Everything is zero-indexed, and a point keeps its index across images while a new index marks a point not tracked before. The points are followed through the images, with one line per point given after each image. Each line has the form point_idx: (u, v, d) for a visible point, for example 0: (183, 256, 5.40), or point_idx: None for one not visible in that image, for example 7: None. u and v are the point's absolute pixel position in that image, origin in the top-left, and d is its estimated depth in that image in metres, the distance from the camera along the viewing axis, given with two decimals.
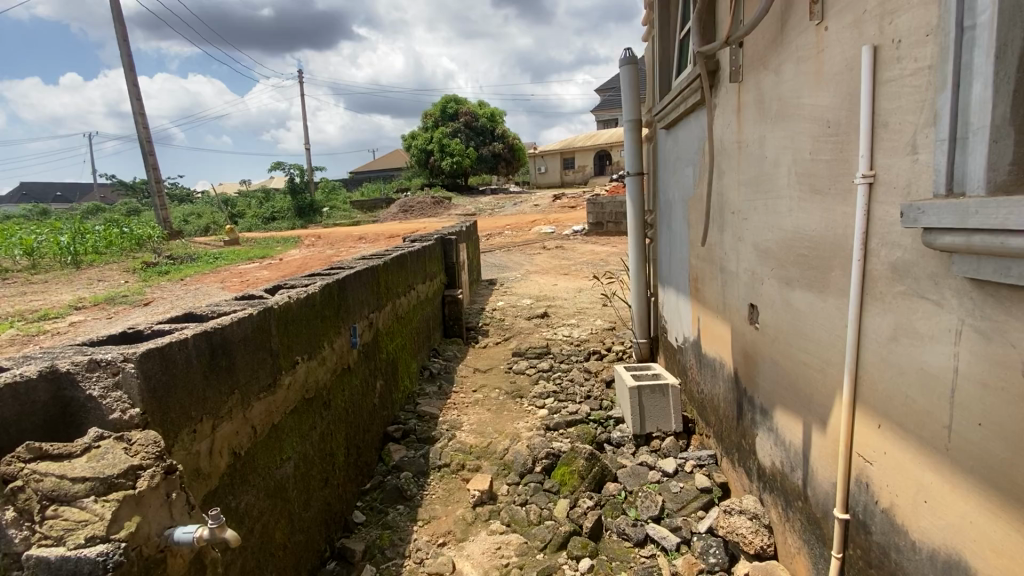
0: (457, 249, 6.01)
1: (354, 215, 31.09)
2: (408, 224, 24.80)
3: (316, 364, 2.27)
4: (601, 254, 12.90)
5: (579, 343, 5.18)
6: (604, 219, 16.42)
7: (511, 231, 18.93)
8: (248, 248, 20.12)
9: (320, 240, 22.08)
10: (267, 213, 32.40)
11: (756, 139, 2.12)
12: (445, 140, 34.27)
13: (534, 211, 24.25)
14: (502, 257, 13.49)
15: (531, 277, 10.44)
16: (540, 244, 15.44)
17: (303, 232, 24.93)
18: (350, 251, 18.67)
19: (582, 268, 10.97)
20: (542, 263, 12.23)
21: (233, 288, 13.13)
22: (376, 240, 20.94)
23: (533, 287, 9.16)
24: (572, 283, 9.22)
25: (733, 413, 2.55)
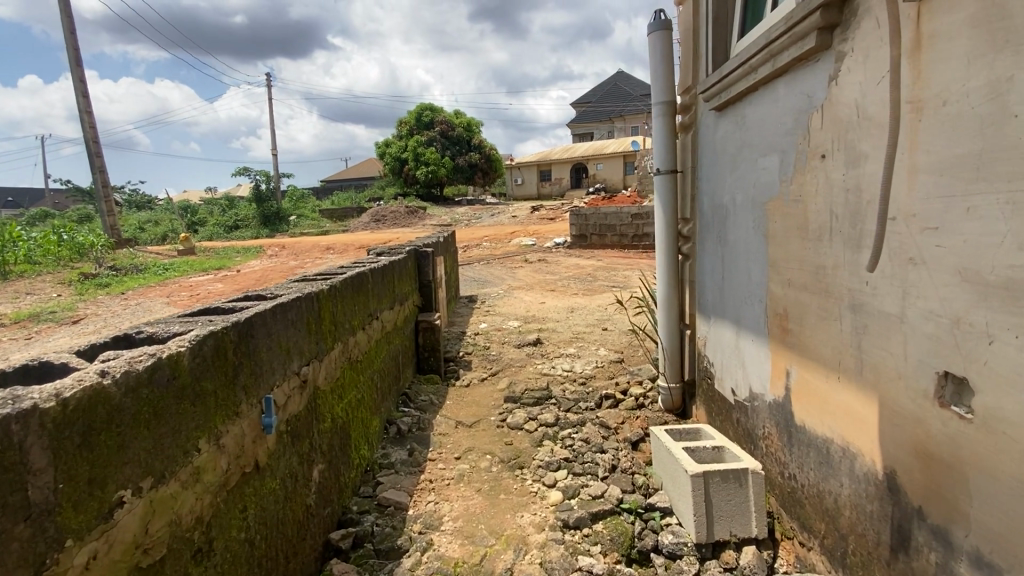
0: (434, 263, 4.97)
1: (324, 225, 29.64)
2: (380, 234, 23.56)
3: (178, 489, 1.22)
4: (586, 269, 12.04)
5: (585, 382, 4.18)
6: (587, 231, 15.62)
7: (488, 243, 17.97)
8: (205, 257, 18.59)
9: (284, 250, 20.67)
10: (230, 222, 30.70)
11: (976, 89, 1.22)
12: (420, 148, 33.32)
13: (512, 223, 23.41)
14: (481, 271, 12.50)
15: (513, 294, 9.46)
16: (521, 257, 14.55)
17: (267, 242, 23.44)
18: (316, 263, 17.37)
19: (568, 284, 10.05)
20: (524, 278, 11.27)
21: (180, 304, 11.75)
22: (345, 251, 19.70)
23: (518, 306, 8.20)
24: (561, 302, 8.28)
25: (877, 536, 1.63)
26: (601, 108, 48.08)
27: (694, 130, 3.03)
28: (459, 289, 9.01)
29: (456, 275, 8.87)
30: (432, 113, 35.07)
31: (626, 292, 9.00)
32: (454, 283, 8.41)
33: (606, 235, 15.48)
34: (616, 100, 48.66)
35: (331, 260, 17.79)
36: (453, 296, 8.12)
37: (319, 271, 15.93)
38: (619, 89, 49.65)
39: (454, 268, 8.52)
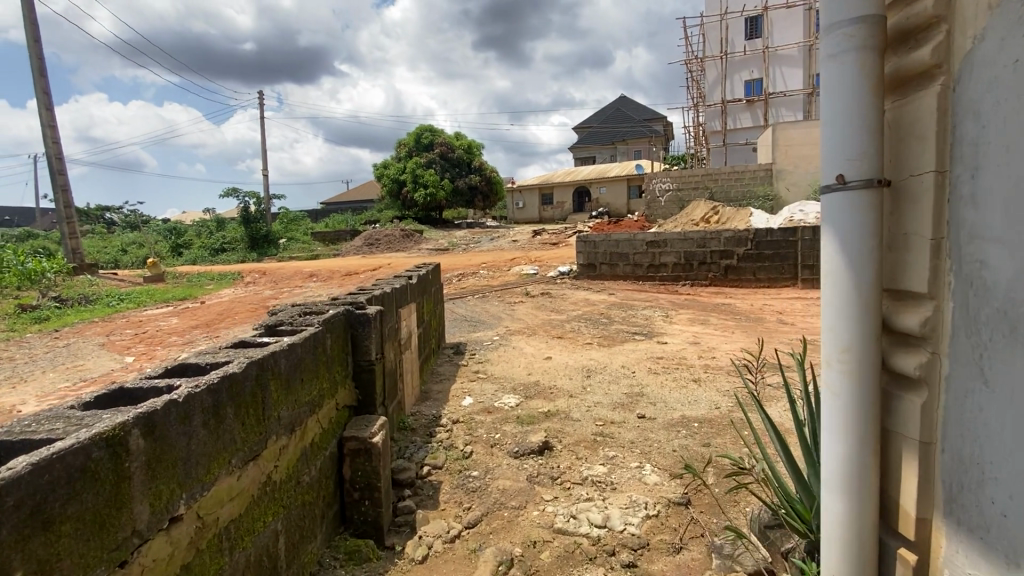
0: (378, 330, 3.08)
1: (314, 249, 28.01)
2: (371, 259, 21.90)
3: None
4: (598, 307, 10.29)
5: (634, 569, 2.33)
6: (596, 260, 13.87)
7: (486, 271, 16.20)
8: (172, 286, 16.75)
9: (264, 277, 18.92)
10: (216, 244, 29.23)
11: None
12: (418, 170, 31.98)
13: (512, 248, 21.78)
14: (475, 307, 10.66)
15: (511, 342, 7.56)
16: (521, 289, 12.75)
17: (248, 267, 21.71)
18: (293, 292, 15.52)
19: (578, 329, 8.18)
20: (524, 318, 9.41)
21: (116, 346, 9.90)
22: (329, 278, 17.92)
23: (517, 361, 6.34)
24: (572, 358, 6.37)
25: None
26: (603, 131, 47.17)
27: (945, 83, 1.23)
28: (442, 338, 7.11)
29: (439, 320, 6.97)
30: (432, 135, 33.96)
31: (653, 342, 7.15)
32: (435, 331, 6.51)
33: (618, 264, 13.69)
34: (619, 123, 47.74)
35: (310, 289, 15.94)
36: (433, 351, 6.20)
37: (295, 302, 14.09)
38: (623, 113, 48.83)
39: (436, 312, 6.66)
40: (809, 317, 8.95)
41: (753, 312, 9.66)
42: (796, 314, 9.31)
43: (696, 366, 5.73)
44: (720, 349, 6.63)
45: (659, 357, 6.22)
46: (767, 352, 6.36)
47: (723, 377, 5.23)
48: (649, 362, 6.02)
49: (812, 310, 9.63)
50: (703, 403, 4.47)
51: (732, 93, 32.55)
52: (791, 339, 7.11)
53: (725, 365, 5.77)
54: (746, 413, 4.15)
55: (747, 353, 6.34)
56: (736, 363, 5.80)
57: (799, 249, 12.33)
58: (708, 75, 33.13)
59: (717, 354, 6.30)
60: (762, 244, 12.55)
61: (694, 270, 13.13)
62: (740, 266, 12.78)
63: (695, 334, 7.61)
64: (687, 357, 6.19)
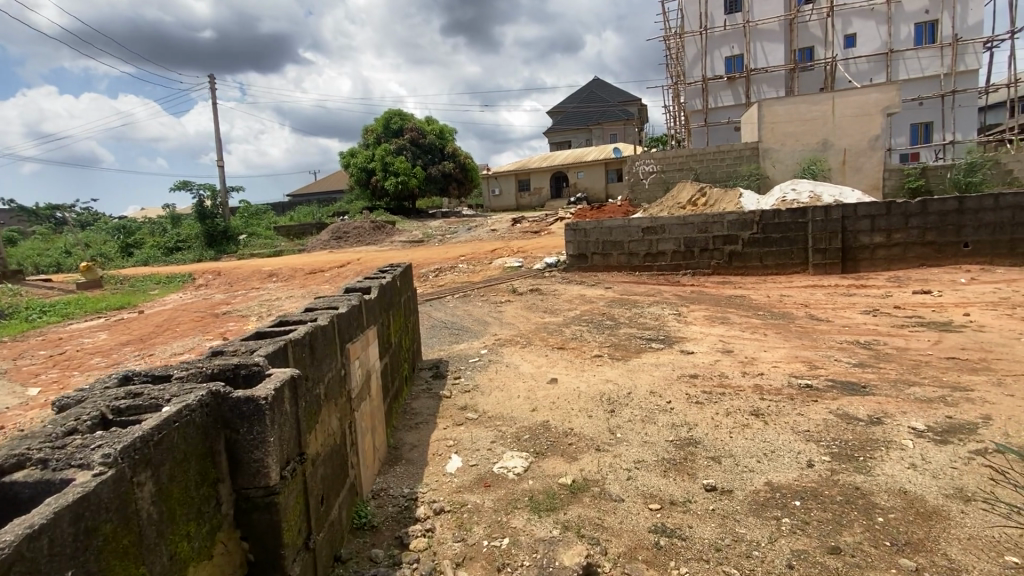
0: (287, 424, 1.70)
1: (278, 244, 26.00)
2: (338, 255, 20.23)
3: None
4: (597, 305, 9.00)
5: None
6: (587, 249, 12.57)
7: (465, 265, 14.78)
8: (110, 293, 14.83)
9: (219, 277, 17.12)
10: (170, 243, 27.05)
11: None
12: (387, 157, 30.15)
13: (492, 238, 20.38)
14: (456, 309, 9.25)
15: (503, 357, 6.17)
16: (506, 285, 11.34)
17: (202, 268, 19.71)
18: (248, 296, 13.76)
19: (581, 336, 6.84)
20: (515, 322, 8.03)
21: (20, 373, 8.16)
22: (290, 277, 16.24)
23: (516, 387, 4.97)
24: (585, 381, 4.99)
25: None
26: (579, 113, 45.81)
27: None
28: (416, 358, 5.66)
29: (413, 335, 5.54)
30: (402, 120, 32.13)
31: (677, 353, 5.85)
32: (407, 352, 5.06)
33: (611, 253, 12.42)
34: (594, 104, 46.38)
35: (268, 291, 14.20)
36: (404, 380, 4.77)
37: (248, 307, 12.39)
38: (597, 95, 47.47)
39: (407, 328, 5.21)
40: (841, 310, 7.83)
41: (773, 305, 8.53)
42: (824, 306, 8.18)
43: (746, 391, 4.44)
44: (762, 361, 5.38)
45: (693, 378, 4.92)
46: (822, 364, 5.14)
47: (792, 410, 3.95)
48: (684, 385, 4.71)
49: (838, 301, 8.53)
50: (786, 457, 3.22)
51: (712, 70, 31.58)
52: (838, 342, 5.94)
53: (783, 388, 4.50)
54: (858, 478, 2.91)
55: (798, 366, 5.11)
56: (796, 385, 4.53)
57: (809, 232, 11.27)
58: (688, 52, 32.07)
59: (763, 370, 5.04)
60: (769, 227, 11.42)
61: (696, 258, 11.96)
62: (746, 251, 11.66)
63: (722, 339, 6.36)
64: (729, 377, 4.90)
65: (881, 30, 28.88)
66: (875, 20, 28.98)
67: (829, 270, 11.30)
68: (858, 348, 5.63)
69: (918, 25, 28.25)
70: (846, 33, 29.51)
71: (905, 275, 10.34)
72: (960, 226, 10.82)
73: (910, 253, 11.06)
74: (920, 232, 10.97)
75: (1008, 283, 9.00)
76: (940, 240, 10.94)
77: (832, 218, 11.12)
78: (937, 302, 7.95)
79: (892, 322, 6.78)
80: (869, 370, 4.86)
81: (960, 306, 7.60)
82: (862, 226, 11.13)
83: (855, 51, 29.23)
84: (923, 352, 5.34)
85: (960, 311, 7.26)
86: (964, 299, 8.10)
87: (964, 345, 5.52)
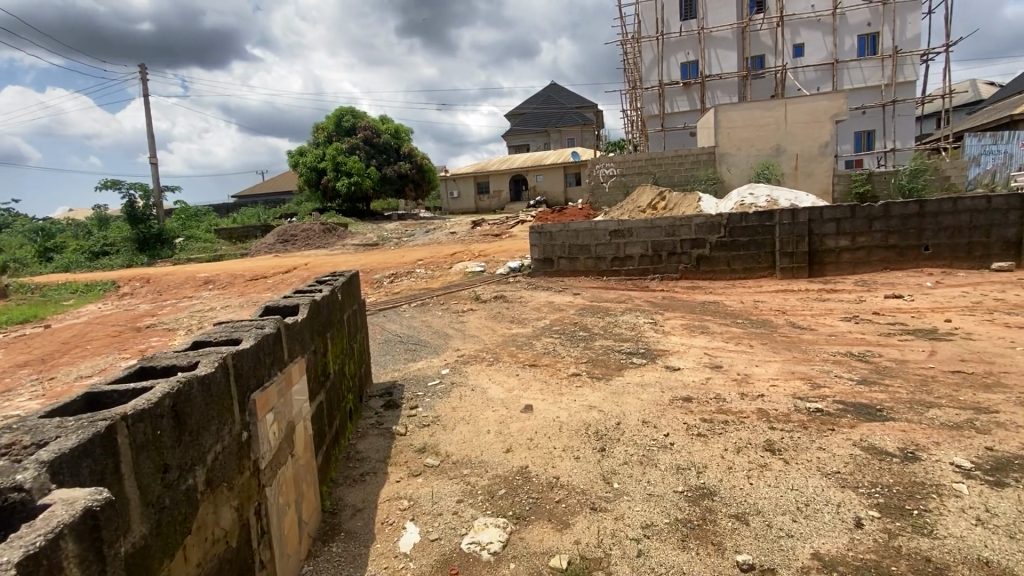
0: None
1: (219, 249, 24.13)
2: (285, 259, 18.86)
3: None
4: (568, 314, 8.35)
5: None
6: (553, 253, 11.97)
7: (423, 269, 13.89)
8: (14, 304, 13.05)
9: (147, 285, 15.49)
10: (96, 247, 24.69)
11: None
12: (339, 157, 28.74)
13: (451, 241, 19.53)
14: (412, 320, 8.39)
15: (467, 378, 5.38)
16: (467, 292, 10.53)
17: (129, 274, 17.85)
18: (178, 306, 12.35)
19: (554, 351, 6.14)
20: (479, 335, 7.27)
21: None
22: (229, 284, 14.86)
23: (484, 418, 4.20)
24: (566, 409, 4.27)
25: None
26: (537, 116, 45.56)
27: None
28: (365, 384, 4.82)
29: (360, 358, 4.70)
30: (354, 118, 30.74)
31: (662, 370, 5.21)
32: (352, 380, 4.22)
33: (578, 257, 11.86)
34: (552, 107, 46.26)
35: (202, 300, 12.83)
36: (347, 415, 3.93)
37: (176, 319, 11.03)
38: (555, 98, 47.40)
39: (352, 349, 4.36)
40: (820, 317, 7.49)
41: (751, 312, 8.13)
42: (802, 313, 7.85)
43: (752, 420, 3.83)
44: (758, 378, 4.81)
45: (687, 402, 4.28)
46: (826, 381, 4.63)
47: (812, 443, 3.37)
48: (680, 412, 4.05)
49: (814, 307, 8.23)
50: (825, 511, 2.61)
51: (668, 75, 31.88)
52: (831, 355, 5.48)
53: (792, 414, 3.91)
54: (922, 543, 2.34)
55: (800, 386, 4.56)
56: (806, 410, 3.95)
57: (777, 235, 11.06)
58: (645, 56, 32.23)
59: (763, 391, 4.46)
60: (736, 230, 11.14)
61: (664, 262, 11.54)
62: (714, 255, 11.34)
63: (709, 352, 5.79)
64: (729, 400, 4.29)
65: (827, 40, 29.93)
66: (821, 31, 30.00)
67: (797, 274, 11.12)
68: (855, 362, 5.18)
69: (861, 36, 29.43)
70: (795, 43, 30.42)
71: (872, 279, 10.26)
72: (921, 229, 10.88)
73: (874, 257, 11.03)
74: (884, 235, 10.96)
75: (974, 287, 8.98)
76: (902, 244, 10.96)
77: (799, 221, 10.95)
78: (914, 307, 7.76)
79: (878, 331, 6.44)
80: (880, 389, 4.36)
81: (937, 312, 7.43)
82: (828, 229, 11.01)
83: (803, 61, 30.18)
84: (925, 366, 4.94)
85: (940, 318, 7.05)
86: (938, 304, 7.96)
87: (963, 357, 5.18)
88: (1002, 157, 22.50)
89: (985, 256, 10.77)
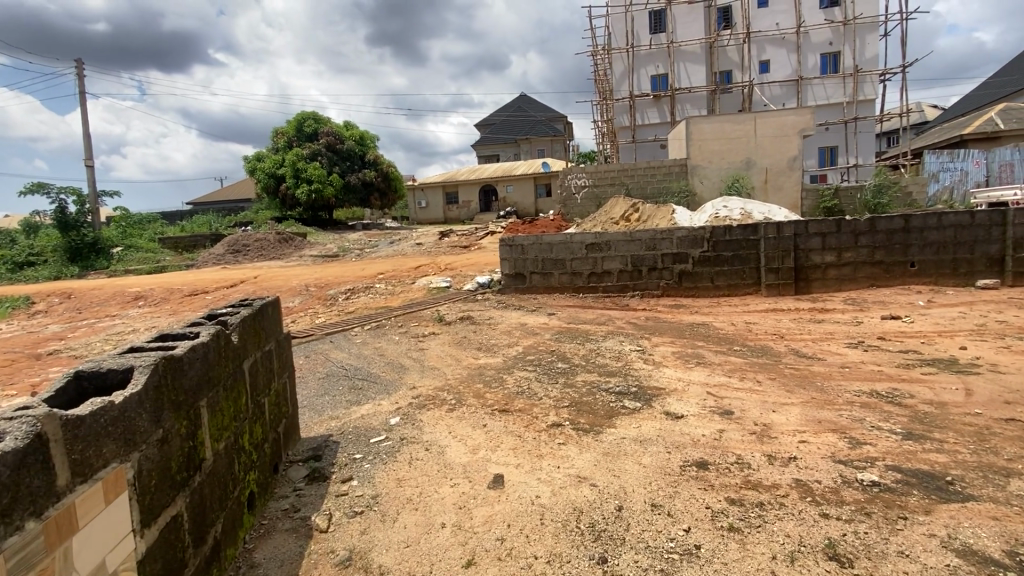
0: None
1: (161, 259, 22.13)
2: (233, 272, 17.30)
3: None
4: (541, 339, 7.34)
5: None
6: (524, 268, 11.02)
7: (383, 284, 12.70)
8: None
9: (67, 301, 13.75)
10: (21, 258, 22.40)
11: None
12: (299, 163, 27.25)
13: (417, 253, 18.37)
14: (363, 347, 7.22)
15: (421, 430, 4.28)
16: (429, 312, 9.40)
17: (49, 288, 15.89)
18: (95, 327, 10.78)
19: (528, 391, 5.09)
20: (440, 367, 6.17)
21: None
22: (163, 300, 13.30)
23: (437, 499, 3.15)
24: (548, 485, 3.25)
25: None
26: (507, 127, 45.00)
27: None
28: (283, 446, 3.72)
29: (276, 413, 3.61)
30: (317, 123, 29.29)
31: (663, 420, 4.22)
32: (256, 450, 3.14)
33: (552, 272, 10.93)
34: (522, 119, 45.77)
35: (127, 320, 11.32)
36: (241, 507, 2.85)
37: (89, 344, 9.47)
38: (524, 110, 46.93)
39: (259, 406, 3.28)
40: (823, 344, 6.71)
41: (746, 336, 7.31)
42: (801, 338, 7.07)
43: (796, 503, 2.88)
44: (782, 432, 3.88)
45: (703, 473, 3.29)
46: (865, 434, 3.75)
47: (887, 547, 2.49)
48: (698, 490, 3.09)
49: (812, 330, 7.48)
50: None
51: (638, 87, 31.67)
52: (855, 396, 4.61)
53: (843, 491, 2.99)
54: None
55: (836, 442, 3.64)
56: (858, 483, 3.04)
57: (762, 249, 10.40)
58: (615, 68, 31.99)
59: (794, 452, 3.52)
60: (719, 244, 10.43)
61: (643, 278, 10.74)
62: (696, 270, 10.60)
63: (713, 393, 4.84)
64: (755, 467, 3.33)
65: (791, 57, 30.36)
66: (786, 48, 30.39)
67: (783, 291, 10.47)
68: (888, 406, 4.32)
69: (824, 54, 29.91)
70: (761, 59, 30.75)
71: (862, 297, 9.68)
72: (907, 245, 10.40)
73: (860, 273, 10.51)
74: (869, 250, 10.44)
75: (970, 306, 8.45)
76: (888, 259, 10.45)
77: (785, 236, 10.31)
78: (919, 331, 7.09)
79: (894, 361, 5.66)
80: (936, 448, 3.48)
81: (946, 336, 6.75)
82: (813, 244, 10.44)
83: (769, 77, 30.50)
84: (971, 412, 4.13)
85: (954, 343, 6.35)
86: (941, 326, 7.31)
87: (1008, 398, 4.40)
88: (959, 174, 22.42)
89: (972, 272, 10.36)
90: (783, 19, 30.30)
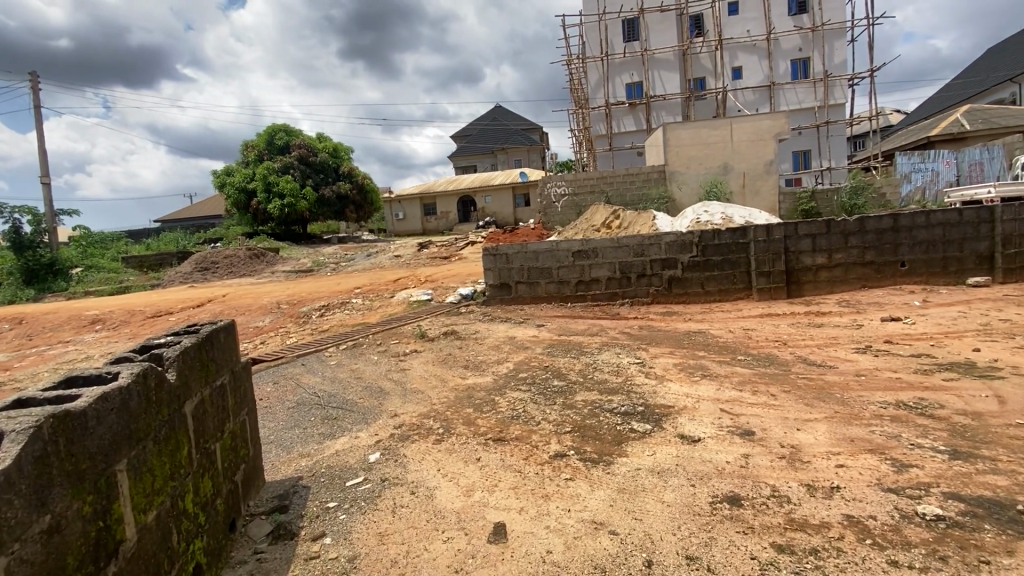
0: None
1: (125, 279, 21.02)
2: (200, 291, 16.41)
3: None
4: (532, 353, 6.85)
5: None
6: (509, 278, 10.54)
7: (360, 299, 12.06)
8: None
9: (15, 327, 12.73)
10: None
11: None
12: (270, 176, 26.40)
13: (395, 266, 17.75)
14: (338, 369, 6.62)
15: (406, 468, 3.73)
16: (410, 327, 8.83)
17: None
18: (44, 355, 9.90)
19: (524, 414, 4.58)
20: (425, 389, 5.62)
21: None
22: (122, 323, 12.41)
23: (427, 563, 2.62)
24: (559, 536, 2.76)
25: None
26: (484, 137, 44.75)
27: None
28: (241, 497, 3.13)
29: (230, 459, 3.02)
30: (288, 136, 28.51)
31: (678, 445, 3.75)
32: (205, 509, 2.56)
33: (539, 282, 10.48)
34: (499, 129, 45.58)
35: (81, 346, 10.45)
36: None
37: (34, 374, 8.62)
38: (501, 120, 46.78)
39: (209, 454, 2.70)
40: (829, 349, 6.37)
41: (747, 344, 6.94)
42: (805, 344, 6.74)
43: (856, 547, 2.44)
44: (815, 455, 3.45)
45: (738, 512, 2.82)
46: (907, 455, 3.35)
47: None
48: (737, 534, 2.63)
49: (814, 335, 7.16)
50: None
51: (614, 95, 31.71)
52: (882, 408, 4.23)
53: (908, 530, 2.55)
54: None
55: (879, 466, 3.23)
56: (921, 518, 2.62)
57: (752, 253, 10.13)
58: (591, 76, 32.05)
59: (835, 480, 3.08)
60: (709, 249, 10.11)
61: (633, 285, 10.36)
62: (687, 276, 10.27)
63: (727, 410, 4.40)
64: (796, 502, 2.88)
65: (763, 64, 30.83)
66: (757, 54, 30.84)
67: (775, 295, 10.21)
68: (921, 419, 3.95)
69: (794, 61, 30.43)
70: (733, 66, 31.15)
71: (856, 299, 9.46)
72: (897, 244, 10.27)
73: (851, 274, 10.32)
74: (860, 251, 10.27)
75: (967, 305, 8.28)
76: (879, 259, 10.30)
77: (775, 238, 10.07)
78: (923, 332, 6.83)
79: (909, 367, 5.32)
80: (991, 469, 3.10)
81: (953, 337, 6.49)
82: (804, 246, 10.22)
83: (742, 83, 30.91)
84: (1012, 422, 3.78)
85: (964, 345, 6.08)
86: (945, 327, 7.07)
87: None
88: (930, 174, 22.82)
89: (960, 271, 10.29)
90: (753, 27, 30.79)
